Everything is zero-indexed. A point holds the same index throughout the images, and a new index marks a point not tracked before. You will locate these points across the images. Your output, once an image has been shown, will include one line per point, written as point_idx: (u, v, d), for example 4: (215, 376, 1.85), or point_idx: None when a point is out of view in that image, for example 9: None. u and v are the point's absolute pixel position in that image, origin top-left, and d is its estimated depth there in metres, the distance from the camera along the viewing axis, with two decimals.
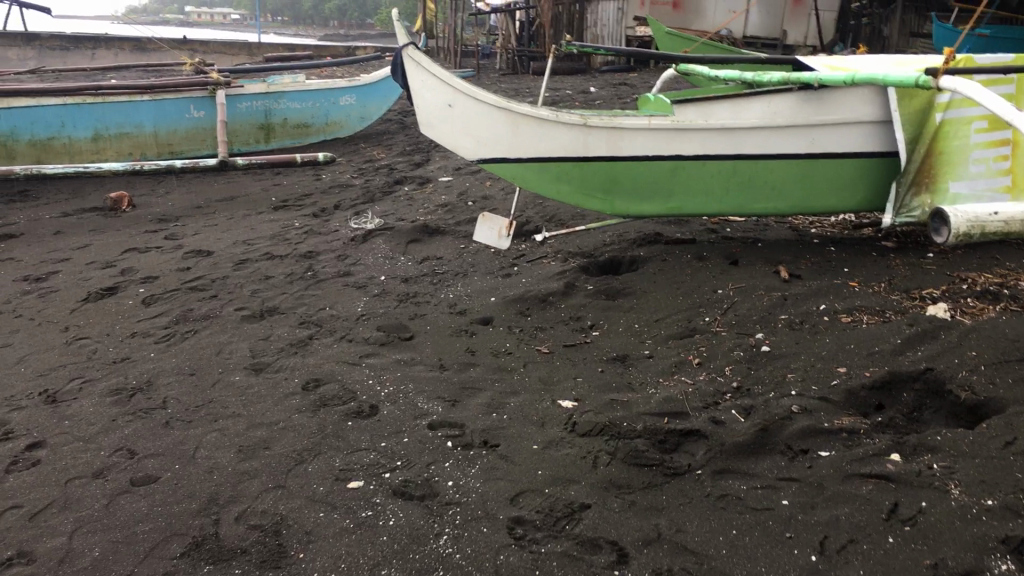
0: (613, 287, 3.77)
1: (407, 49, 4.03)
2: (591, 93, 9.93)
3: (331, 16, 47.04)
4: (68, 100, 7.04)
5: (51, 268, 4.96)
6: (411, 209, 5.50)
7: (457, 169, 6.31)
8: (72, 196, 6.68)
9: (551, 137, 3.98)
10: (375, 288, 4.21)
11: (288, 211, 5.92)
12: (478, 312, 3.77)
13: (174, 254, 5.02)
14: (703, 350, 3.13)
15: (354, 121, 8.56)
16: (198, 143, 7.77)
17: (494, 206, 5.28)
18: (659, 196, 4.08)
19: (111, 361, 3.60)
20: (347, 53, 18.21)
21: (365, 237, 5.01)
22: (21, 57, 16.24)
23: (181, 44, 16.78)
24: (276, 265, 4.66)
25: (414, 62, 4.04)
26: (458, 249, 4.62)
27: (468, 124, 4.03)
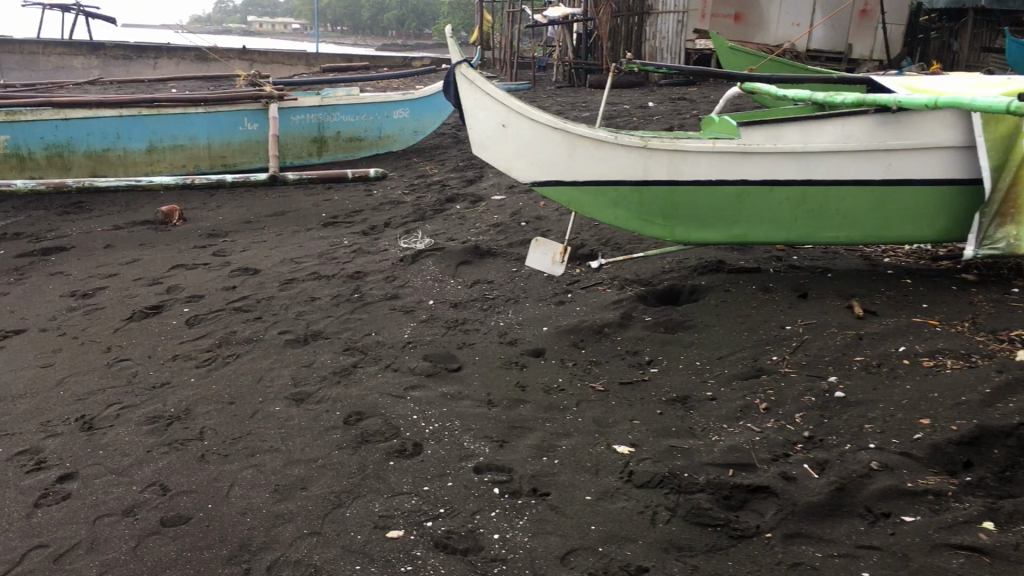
0: (673, 319, 3.56)
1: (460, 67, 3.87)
2: (649, 108, 9.71)
3: (389, 25, 47.43)
4: (125, 112, 7.07)
5: (99, 285, 4.92)
6: (463, 228, 5.36)
7: (511, 187, 6.15)
8: (125, 210, 6.67)
9: (608, 160, 3.77)
10: (423, 314, 4.06)
11: (338, 228, 5.82)
12: (529, 343, 3.59)
13: (221, 272, 4.94)
14: (771, 393, 2.91)
15: (408, 134, 8.45)
16: (251, 156, 7.72)
17: (547, 228, 5.11)
18: (723, 223, 3.85)
19: (151, 386, 3.50)
20: (404, 65, 18.23)
21: (415, 258, 4.87)
22: (86, 66, 16.54)
23: (240, 54, 16.95)
24: (323, 286, 4.54)
25: (464, 79, 3.86)
26: (510, 273, 4.46)
27: (521, 145, 3.85)
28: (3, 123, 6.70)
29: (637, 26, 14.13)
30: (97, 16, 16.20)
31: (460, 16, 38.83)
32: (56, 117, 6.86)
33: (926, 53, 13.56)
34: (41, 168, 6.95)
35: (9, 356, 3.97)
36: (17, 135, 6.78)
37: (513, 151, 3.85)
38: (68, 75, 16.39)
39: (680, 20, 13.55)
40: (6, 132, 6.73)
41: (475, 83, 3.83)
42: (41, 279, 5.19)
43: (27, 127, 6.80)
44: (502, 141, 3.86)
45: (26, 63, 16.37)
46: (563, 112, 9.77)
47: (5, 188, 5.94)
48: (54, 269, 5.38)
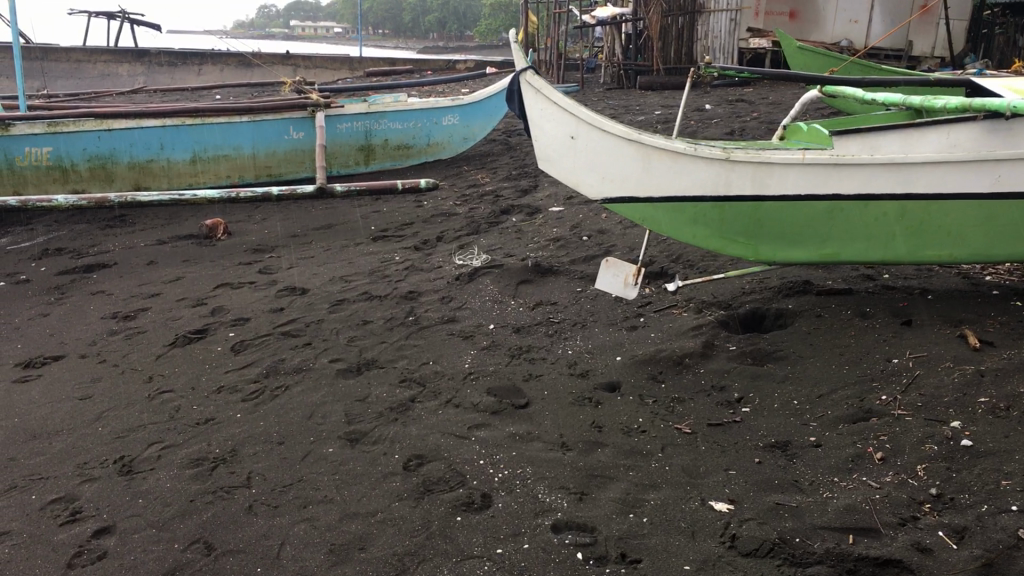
0: (761, 349, 3.23)
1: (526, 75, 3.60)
2: (706, 111, 9.36)
3: (430, 28, 47.40)
4: (168, 122, 6.88)
5: (142, 306, 4.72)
6: (521, 243, 5.07)
7: (568, 198, 5.86)
8: (169, 224, 6.50)
9: (688, 174, 3.45)
10: (483, 340, 3.78)
11: (388, 242, 5.57)
12: (602, 375, 3.29)
13: (268, 292, 4.71)
14: (885, 440, 2.56)
15: (457, 141, 8.17)
16: (297, 166, 7.50)
17: (611, 243, 4.80)
18: (813, 241, 3.47)
19: (195, 422, 3.25)
20: (448, 69, 18.05)
21: (471, 276, 4.60)
22: (131, 73, 16.60)
23: (283, 60, 16.87)
24: (375, 309, 4.29)
25: (529, 87, 3.57)
26: (575, 295, 4.17)
27: (592, 158, 3.55)
28: (45, 135, 6.56)
29: (687, 25, 13.77)
30: (141, 23, 16.21)
31: (503, 17, 38.63)
32: (98, 127, 6.70)
33: (991, 48, 13.02)
34: (84, 180, 6.82)
35: (47, 386, 3.77)
36: (59, 147, 6.64)
37: (583, 165, 3.56)
38: (114, 83, 16.45)
39: (733, 18, 13.30)
40: (49, 144, 6.60)
41: (540, 92, 3.54)
42: (83, 299, 5.01)
43: (69, 138, 6.65)
44: (570, 155, 3.57)
45: (73, 71, 16.45)
46: (617, 116, 9.45)
47: (47, 204, 5.78)
48: (96, 288, 5.21)
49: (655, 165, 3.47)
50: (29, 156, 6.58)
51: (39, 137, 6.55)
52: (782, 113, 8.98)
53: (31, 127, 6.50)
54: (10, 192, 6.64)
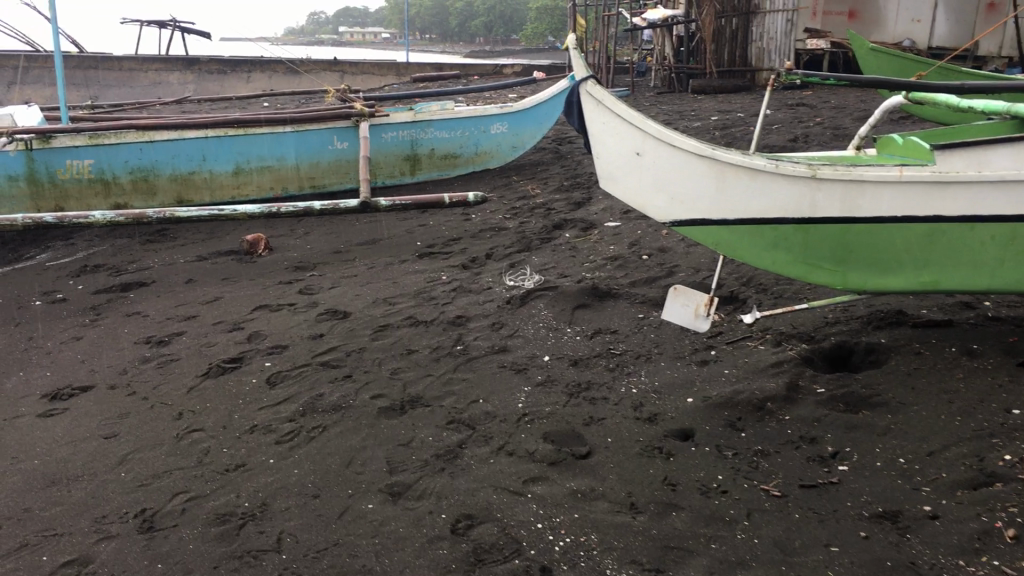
0: (854, 394, 2.86)
1: (586, 84, 3.26)
2: (765, 115, 8.94)
3: (477, 32, 47.25)
4: (210, 133, 6.67)
5: (176, 330, 4.47)
6: (576, 262, 4.74)
7: (625, 212, 5.51)
8: (209, 239, 6.28)
9: (768, 193, 3.06)
10: (538, 375, 3.45)
11: (435, 260, 5.27)
12: (673, 420, 2.94)
13: (308, 315, 4.44)
14: (1016, 514, 2.18)
15: (507, 150, 7.84)
16: (341, 177, 7.22)
17: (674, 262, 4.45)
18: (910, 267, 3.03)
19: (223, 468, 2.97)
20: (495, 73, 17.79)
21: (524, 299, 4.27)
22: (182, 81, 16.56)
23: (331, 67, 16.72)
24: (421, 336, 3.99)
25: (591, 97, 3.25)
26: (637, 324, 3.82)
27: (659, 176, 3.18)
28: (87, 147, 6.40)
29: (741, 27, 13.21)
30: (191, 31, 16.07)
31: (550, 20, 38.30)
32: (140, 139, 6.51)
33: None
34: (126, 193, 6.64)
35: (72, 422, 3.52)
36: (101, 159, 6.47)
37: (651, 184, 3.21)
38: (164, 92, 16.36)
39: (790, 19, 12.62)
40: (90, 157, 6.44)
41: (604, 103, 3.21)
42: (117, 322, 4.78)
43: (111, 150, 6.47)
44: (637, 172, 3.22)
45: (124, 79, 16.36)
46: (671, 122, 9.07)
47: (84, 220, 5.58)
48: (131, 309, 4.98)
49: (730, 184, 3.10)
50: (70, 168, 6.42)
51: (80, 149, 6.40)
52: (846, 117, 8.54)
53: (72, 140, 6.35)
54: (52, 206, 6.50)
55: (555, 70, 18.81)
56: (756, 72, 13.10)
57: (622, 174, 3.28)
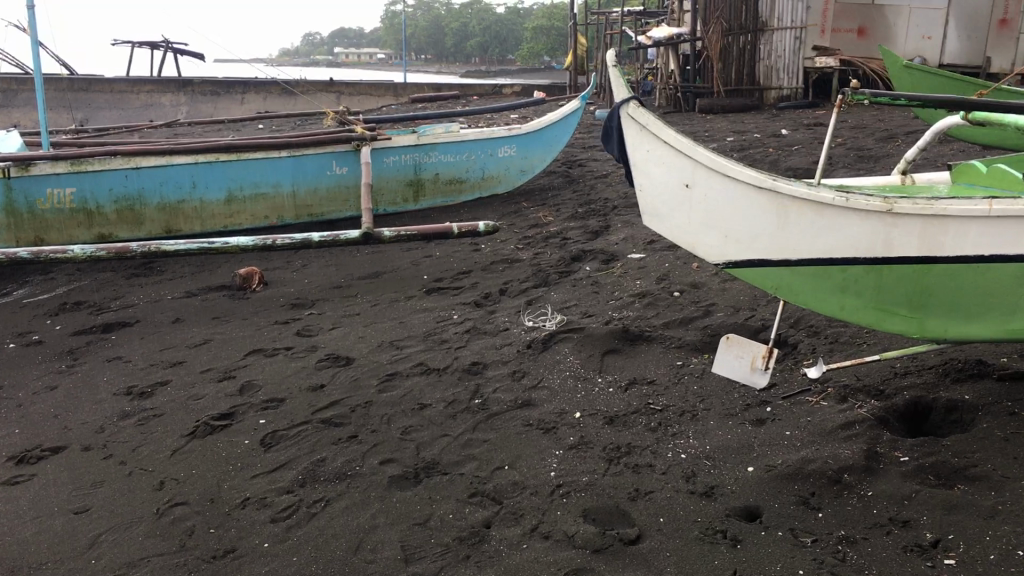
0: (946, 464, 2.45)
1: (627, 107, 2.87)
2: (783, 136, 8.59)
3: (473, 52, 47.13)
4: (201, 158, 6.27)
5: (162, 379, 4.07)
6: (599, 301, 4.34)
7: (648, 243, 5.12)
8: (200, 273, 5.89)
9: (836, 230, 2.63)
10: (569, 435, 3.04)
11: (444, 296, 4.88)
12: (733, 495, 2.53)
13: (307, 362, 4.04)
14: None
15: (514, 174, 7.45)
16: (341, 204, 6.82)
17: (710, 300, 4.05)
18: (999, 314, 2.56)
19: (209, 556, 2.57)
20: (494, 93, 17.50)
21: (546, 343, 3.88)
22: (174, 103, 16.14)
23: (327, 87, 16.40)
24: (433, 387, 3.58)
25: (632, 122, 2.84)
26: (676, 373, 3.42)
27: (711, 210, 2.78)
28: (69, 175, 6.01)
29: (749, 44, 12.92)
30: (184, 52, 15.74)
31: (546, 41, 38.16)
32: (126, 166, 6.12)
33: None
34: (111, 223, 6.24)
35: (39, 491, 3.12)
36: (84, 188, 6.08)
37: (701, 221, 2.81)
38: (156, 114, 16.02)
39: (798, 36, 12.19)
40: (73, 185, 6.04)
41: (647, 128, 2.81)
42: (97, 368, 4.38)
43: (95, 178, 6.08)
44: (686, 207, 2.82)
45: (117, 101, 16.04)
46: None
47: (63, 254, 5.18)
48: (113, 353, 4.58)
49: (793, 220, 2.68)
50: (51, 198, 6.03)
51: (62, 177, 6.00)
52: (869, 138, 8.18)
53: (53, 167, 5.95)
54: (31, 239, 6.09)
55: (555, 91, 18.54)
56: (763, 91, 12.80)
57: (668, 209, 2.88)
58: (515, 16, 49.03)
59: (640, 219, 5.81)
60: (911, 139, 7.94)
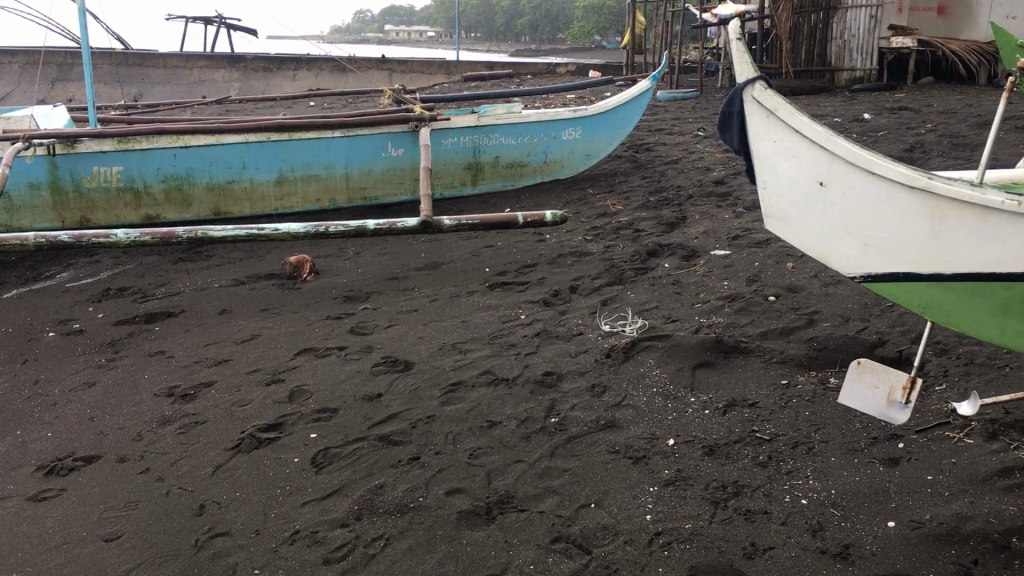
0: None
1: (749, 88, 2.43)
2: (866, 121, 8.03)
3: (524, 30, 46.54)
4: (252, 138, 5.93)
5: (205, 379, 3.74)
6: (682, 303, 3.92)
7: (732, 238, 4.67)
8: (248, 259, 5.58)
9: (1005, 240, 2.14)
10: (664, 468, 2.64)
11: (509, 292, 4.49)
12: (874, 559, 2.11)
13: (362, 365, 3.68)
14: None
15: (579, 158, 7.01)
16: (396, 188, 6.44)
17: (812, 306, 3.61)
18: None
19: None
20: (549, 72, 17.06)
21: (628, 351, 3.47)
22: (227, 79, 15.90)
23: (380, 65, 16.06)
24: (503, 401, 3.20)
25: (756, 105, 2.40)
26: (781, 394, 2.99)
27: (849, 213, 2.34)
28: (115, 152, 5.71)
29: (821, 22, 12.24)
30: (237, 28, 15.47)
31: (599, 19, 37.40)
32: (174, 144, 5.80)
33: None
34: (159, 204, 5.96)
35: (66, 510, 2.79)
36: (131, 166, 5.79)
37: (835, 225, 2.38)
38: (210, 89, 15.79)
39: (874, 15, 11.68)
40: (119, 163, 5.75)
41: (775, 114, 2.37)
42: (138, 364, 4.07)
43: (142, 156, 5.78)
44: (818, 209, 2.39)
45: (171, 77, 15.82)
46: None
47: (104, 239, 4.88)
48: (155, 347, 4.28)
49: (951, 226, 2.20)
50: (97, 176, 5.75)
51: (109, 155, 5.71)
52: (961, 124, 7.58)
53: (100, 145, 5.66)
54: (77, 219, 5.84)
55: (612, 70, 18.02)
56: (835, 72, 12.16)
57: (796, 211, 2.44)
58: None
59: (719, 211, 5.35)
60: (1009, 125, 7.33)
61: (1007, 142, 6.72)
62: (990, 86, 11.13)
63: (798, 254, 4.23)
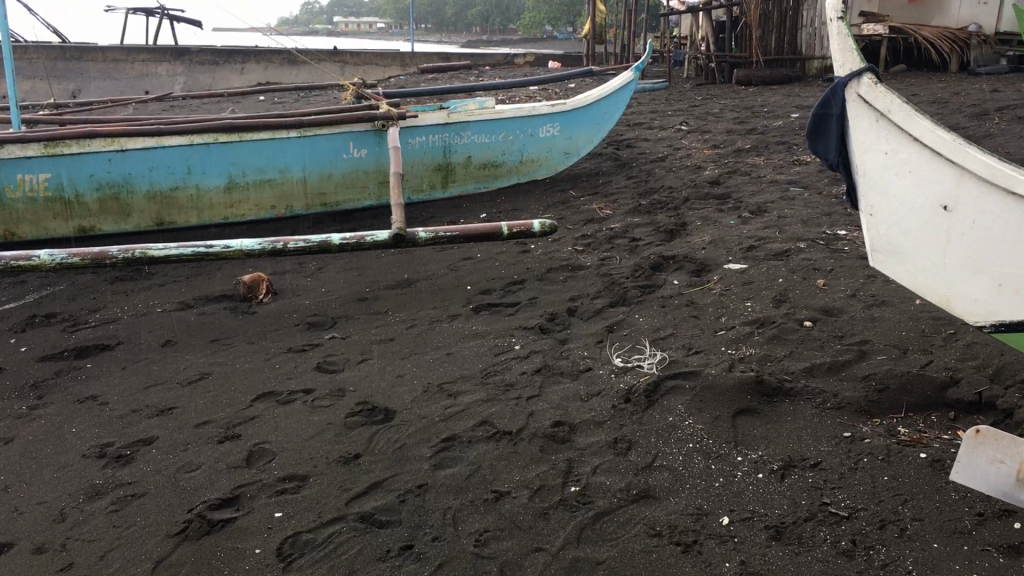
0: None
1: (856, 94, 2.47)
2: None
3: (475, 21, 45.90)
4: (197, 139, 5.29)
5: (145, 436, 3.14)
6: (702, 330, 3.41)
7: (745, 249, 4.18)
8: (195, 279, 4.96)
9: None
10: (725, 560, 2.10)
11: (497, 316, 3.96)
12: None
13: (333, 415, 3.10)
14: None
15: (558, 157, 6.46)
16: (359, 192, 5.84)
17: (858, 333, 3.13)
18: None
19: None
20: (507, 63, 16.52)
21: (649, 394, 2.94)
22: (171, 73, 15.04)
23: (331, 57, 15.34)
24: (508, 463, 2.65)
25: (864, 105, 2.44)
26: (847, 451, 2.47)
27: (978, 239, 2.27)
28: (42, 158, 5.03)
29: (792, 9, 11.86)
30: (181, 19, 14.65)
31: (550, 9, 36.84)
32: (110, 148, 5.14)
33: None
34: (93, 214, 5.29)
35: None
36: (60, 173, 5.11)
37: (964, 254, 2.31)
38: (152, 84, 14.92)
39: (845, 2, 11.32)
40: (47, 170, 5.08)
41: (888, 115, 2.39)
42: (65, 413, 3.44)
43: (73, 162, 5.10)
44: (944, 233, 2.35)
45: (110, 71, 14.88)
46: (744, 121, 7.76)
47: (24, 261, 4.22)
48: (86, 390, 3.65)
49: None
50: (22, 185, 5.07)
51: (34, 161, 5.03)
52: (957, 115, 7.17)
53: (23, 150, 4.97)
54: None
55: (571, 61, 17.51)
56: (806, 61, 11.82)
57: (920, 238, 2.41)
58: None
59: (722, 216, 4.86)
60: (1007, 115, 6.92)
61: (1011, 133, 6.31)
62: (966, 74, 10.79)
63: (826, 269, 3.75)
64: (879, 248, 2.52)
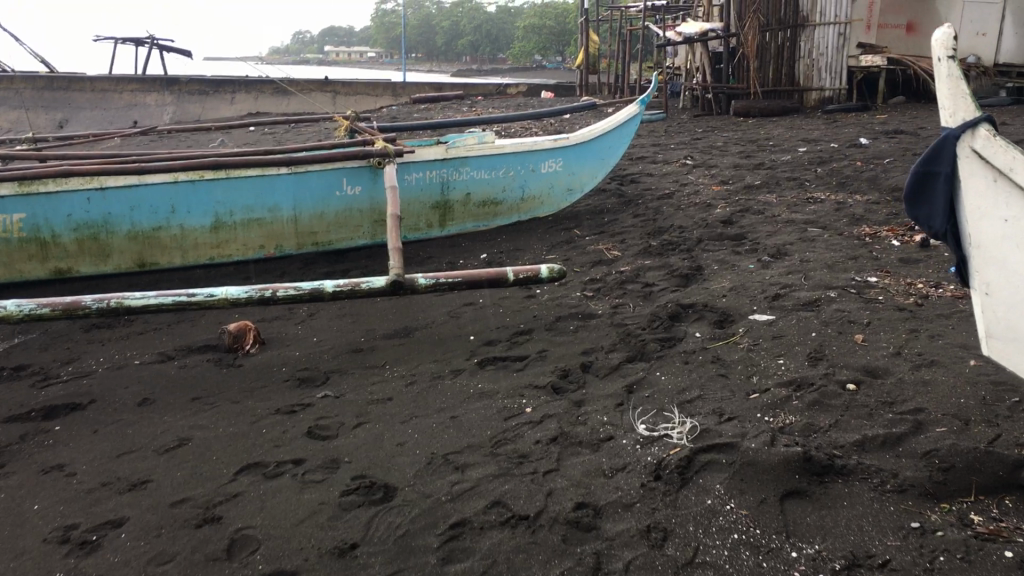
0: None
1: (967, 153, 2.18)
2: (865, 148, 7.41)
3: (465, 50, 45.95)
4: (182, 176, 4.97)
5: (114, 517, 2.79)
6: (733, 392, 3.09)
7: (771, 297, 3.88)
8: (178, 327, 4.62)
9: None
10: None
11: (505, 371, 3.64)
12: None
13: (326, 492, 2.76)
14: None
15: (560, 194, 6.17)
16: (352, 231, 5.53)
17: (909, 400, 2.82)
18: None
19: None
20: (499, 93, 16.33)
21: (683, 471, 2.61)
22: (160, 103, 14.76)
23: (322, 86, 15.08)
24: (527, 557, 2.32)
25: (980, 161, 2.15)
26: (920, 547, 2.15)
27: None
28: (15, 197, 4.71)
29: (789, 40, 11.51)
30: (171, 49, 14.37)
31: (540, 38, 36.87)
32: (89, 186, 4.82)
33: None
34: (70, 256, 4.96)
35: None
36: (35, 213, 4.79)
37: None
38: (141, 115, 14.61)
39: (842, 32, 11.08)
40: (21, 209, 4.75)
41: (1010, 173, 2.10)
42: (26, 487, 3.09)
43: (48, 201, 4.78)
44: None
45: (97, 101, 14.53)
46: (750, 155, 7.52)
47: None
48: (52, 458, 3.30)
49: None
50: None
51: (8, 200, 4.70)
52: None
53: None
54: None
55: (564, 91, 17.34)
56: (804, 92, 11.56)
57: None
58: (506, 17, 48.00)
59: (739, 260, 4.58)
60: None
61: None
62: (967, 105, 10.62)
63: (862, 323, 3.45)
64: (996, 332, 2.26)
